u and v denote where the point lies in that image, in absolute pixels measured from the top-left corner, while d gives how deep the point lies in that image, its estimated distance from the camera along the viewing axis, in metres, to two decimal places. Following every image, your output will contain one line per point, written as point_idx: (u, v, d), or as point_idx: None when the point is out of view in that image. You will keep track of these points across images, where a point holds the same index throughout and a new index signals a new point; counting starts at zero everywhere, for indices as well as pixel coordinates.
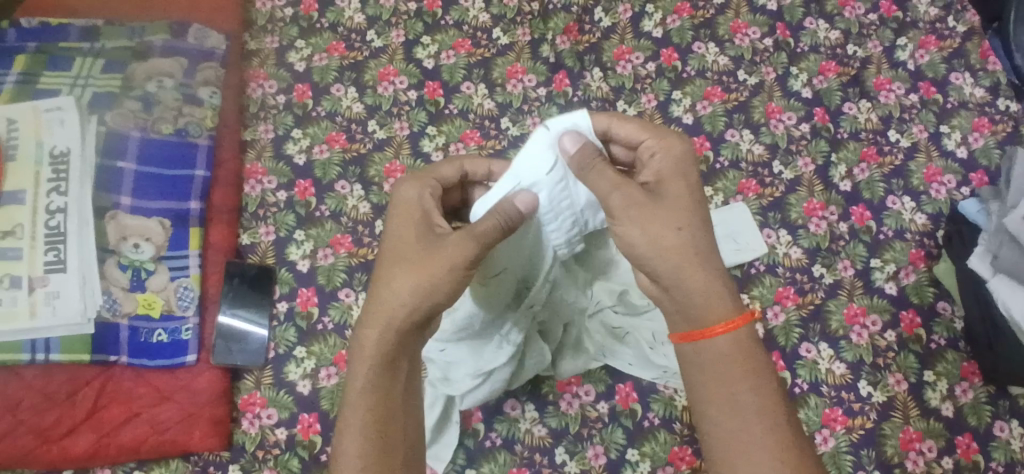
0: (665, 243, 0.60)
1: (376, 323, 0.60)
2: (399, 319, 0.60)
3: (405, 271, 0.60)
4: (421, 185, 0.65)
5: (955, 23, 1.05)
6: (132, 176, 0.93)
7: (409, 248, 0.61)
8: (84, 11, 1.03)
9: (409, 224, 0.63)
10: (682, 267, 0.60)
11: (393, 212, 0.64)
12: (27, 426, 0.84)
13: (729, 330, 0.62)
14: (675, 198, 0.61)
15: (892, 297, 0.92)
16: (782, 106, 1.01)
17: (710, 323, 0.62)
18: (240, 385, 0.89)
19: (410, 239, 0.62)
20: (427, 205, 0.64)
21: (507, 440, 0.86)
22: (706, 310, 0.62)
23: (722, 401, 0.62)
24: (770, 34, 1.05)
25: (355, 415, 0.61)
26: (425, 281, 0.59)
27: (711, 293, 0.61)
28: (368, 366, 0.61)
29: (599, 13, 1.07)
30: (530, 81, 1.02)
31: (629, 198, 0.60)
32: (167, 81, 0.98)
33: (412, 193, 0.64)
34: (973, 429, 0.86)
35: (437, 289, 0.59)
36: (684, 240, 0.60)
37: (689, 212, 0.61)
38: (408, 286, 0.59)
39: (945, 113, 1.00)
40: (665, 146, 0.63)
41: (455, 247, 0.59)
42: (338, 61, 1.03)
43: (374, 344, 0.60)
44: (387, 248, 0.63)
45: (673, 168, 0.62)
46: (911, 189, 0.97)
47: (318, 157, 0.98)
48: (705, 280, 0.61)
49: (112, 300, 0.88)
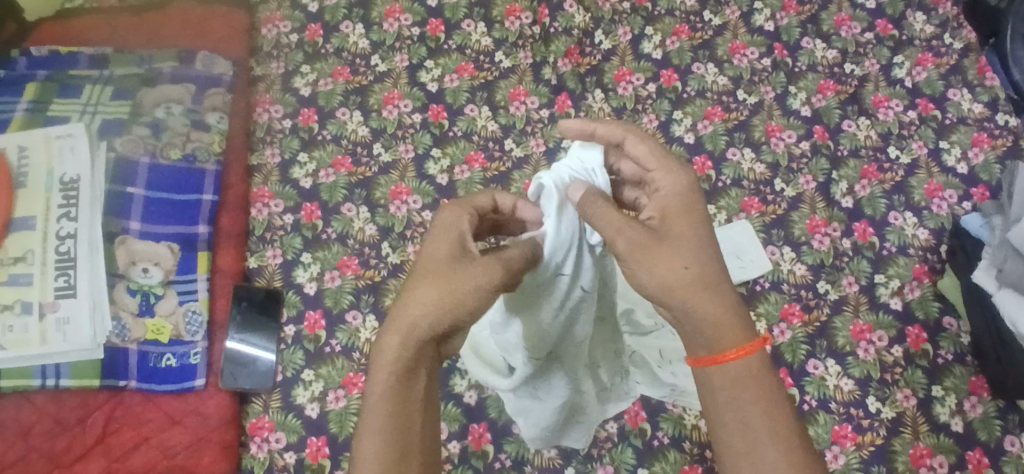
0: (671, 279, 0.58)
1: (396, 333, 0.57)
2: (423, 332, 0.56)
3: (428, 284, 0.57)
4: (461, 212, 0.62)
5: (951, 40, 1.06)
6: (141, 201, 0.94)
7: (436, 265, 0.58)
8: (92, 38, 1.05)
9: (442, 246, 0.59)
10: (687, 298, 0.58)
11: (429, 236, 0.61)
12: (38, 453, 0.83)
13: (741, 358, 0.59)
14: (681, 236, 0.58)
15: (897, 312, 0.93)
16: (782, 124, 1.02)
17: (721, 348, 0.59)
18: (248, 408, 0.89)
19: (441, 254, 0.59)
20: (460, 232, 0.61)
21: (516, 461, 0.86)
22: (719, 337, 0.59)
23: (738, 431, 0.59)
24: (769, 54, 1.07)
25: (370, 426, 0.57)
26: (451, 294, 0.56)
27: (723, 322, 0.59)
28: (386, 373, 0.57)
29: (599, 36, 1.08)
30: (533, 103, 1.03)
31: (635, 240, 0.58)
32: (176, 107, 1.00)
33: (448, 218, 0.62)
34: (984, 444, 0.86)
35: (459, 303, 0.56)
36: (689, 274, 0.58)
37: (696, 250, 0.58)
38: (428, 299, 0.56)
39: (944, 129, 1.01)
40: (670, 175, 0.60)
41: (483, 269, 0.57)
42: (343, 86, 1.05)
43: (396, 353, 0.56)
44: (422, 263, 0.59)
45: (677, 203, 0.59)
46: (913, 205, 0.98)
47: (325, 181, 0.99)
48: (717, 304, 0.58)
49: (121, 326, 0.89)
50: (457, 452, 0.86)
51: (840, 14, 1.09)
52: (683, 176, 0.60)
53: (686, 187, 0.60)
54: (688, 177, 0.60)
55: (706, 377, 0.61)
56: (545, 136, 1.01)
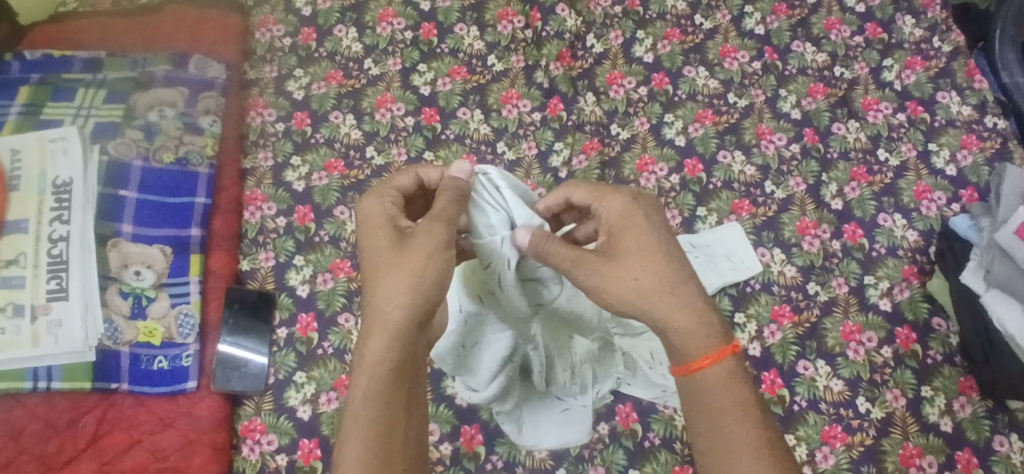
0: (628, 287, 0.63)
1: (375, 331, 0.58)
2: (395, 323, 0.58)
3: (388, 272, 0.59)
4: (382, 197, 0.63)
5: (940, 43, 1.07)
6: (133, 204, 0.94)
7: (382, 252, 0.60)
8: (85, 43, 1.05)
9: (378, 232, 0.61)
10: (648, 305, 0.63)
11: (360, 230, 0.63)
12: (30, 455, 0.83)
13: (703, 363, 0.63)
14: (631, 245, 0.65)
15: (887, 313, 0.93)
16: (772, 127, 1.03)
17: (687, 358, 0.64)
18: (240, 411, 0.89)
19: (384, 243, 0.61)
20: (388, 213, 0.63)
21: (507, 462, 0.86)
22: (682, 346, 0.64)
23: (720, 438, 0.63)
24: (759, 58, 1.08)
25: (356, 427, 0.57)
26: (412, 277, 0.58)
27: (682, 331, 0.64)
28: (370, 375, 0.58)
29: (591, 40, 1.09)
30: (525, 106, 1.04)
31: (594, 261, 0.64)
32: (169, 110, 1.00)
33: (376, 206, 0.63)
34: (973, 444, 0.86)
35: (425, 276, 0.58)
36: (649, 278, 0.63)
37: (649, 257, 0.64)
38: (393, 286, 0.58)
39: (933, 132, 1.02)
40: (609, 199, 0.67)
41: (428, 233, 0.59)
42: (336, 89, 1.05)
43: (376, 353, 0.58)
44: (366, 261, 0.61)
45: (622, 218, 0.66)
46: (902, 206, 0.98)
47: (317, 183, 0.99)
48: (688, 311, 0.64)
49: (113, 328, 0.89)
50: (449, 454, 0.86)
51: (829, 17, 1.10)
52: (622, 198, 0.67)
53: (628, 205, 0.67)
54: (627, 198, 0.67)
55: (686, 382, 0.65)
56: (537, 140, 1.02)
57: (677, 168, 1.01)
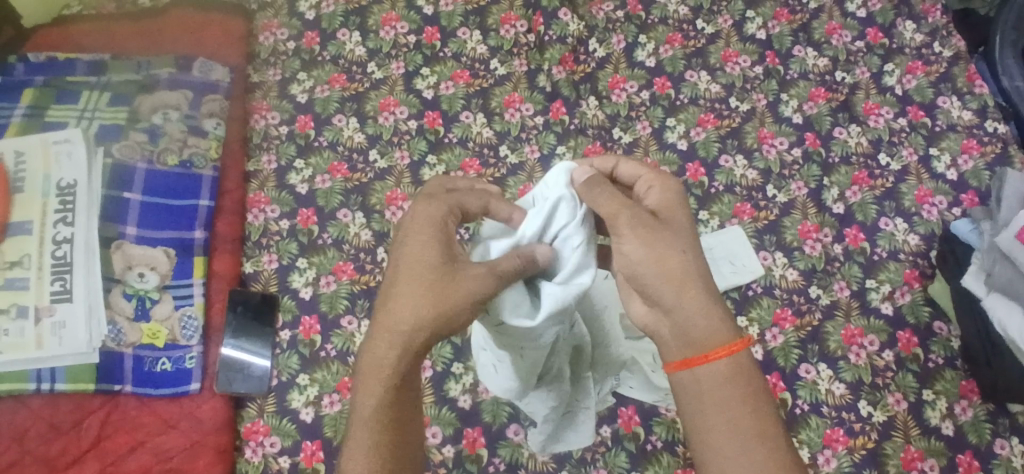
0: (667, 266, 0.59)
1: (394, 349, 0.59)
2: (417, 348, 0.59)
3: (422, 296, 0.58)
4: (435, 205, 0.60)
5: (941, 48, 1.08)
6: (137, 206, 0.94)
7: (424, 272, 0.58)
8: (89, 46, 1.06)
9: (428, 249, 0.59)
10: (682, 289, 0.59)
11: (406, 237, 0.60)
12: (33, 457, 0.83)
13: (724, 356, 0.59)
14: (677, 224, 0.61)
15: (888, 317, 0.93)
16: (774, 131, 1.04)
17: (709, 346, 0.59)
18: (243, 413, 0.89)
19: (428, 265, 0.59)
20: (442, 229, 0.60)
21: (510, 465, 0.86)
22: (703, 333, 0.59)
23: (725, 429, 0.58)
24: (761, 62, 1.08)
25: (362, 436, 0.59)
26: (448, 313, 0.58)
27: (710, 317, 0.59)
28: (383, 391, 0.59)
29: (593, 44, 1.09)
30: (528, 110, 1.04)
31: (635, 220, 0.60)
32: (173, 113, 1.00)
33: (420, 212, 0.60)
34: (974, 447, 0.86)
35: (458, 317, 0.58)
36: (686, 259, 0.59)
37: (688, 237, 0.60)
38: (426, 314, 0.58)
39: (934, 136, 1.03)
40: (663, 180, 0.64)
41: (477, 280, 0.59)
42: (339, 93, 1.06)
43: (392, 371, 0.59)
44: (402, 271, 0.59)
45: (669, 197, 0.63)
46: (903, 210, 0.99)
47: (320, 186, 1.00)
48: (709, 300, 0.59)
49: (117, 330, 0.89)
50: (451, 457, 0.87)
51: (830, 22, 1.10)
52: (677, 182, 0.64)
53: (678, 188, 0.63)
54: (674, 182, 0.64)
55: (693, 378, 0.60)
56: (540, 143, 1.02)
57: (679, 171, 1.01)
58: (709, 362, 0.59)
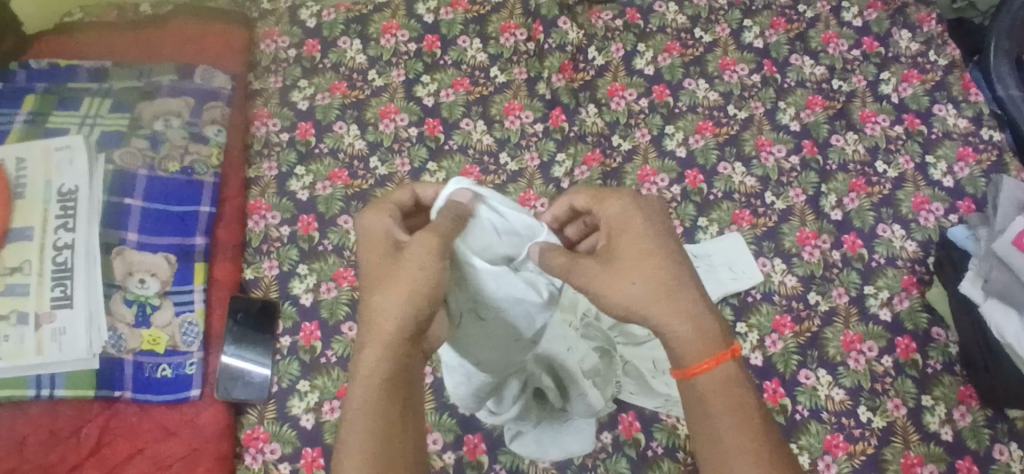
0: (625, 299, 0.60)
1: (370, 345, 0.58)
2: (391, 335, 0.57)
3: (383, 287, 0.58)
4: (380, 212, 0.63)
5: (936, 57, 1.09)
6: (138, 212, 0.94)
7: (379, 266, 0.59)
8: (91, 53, 1.06)
9: (377, 249, 0.60)
10: (649, 313, 0.59)
11: (359, 248, 0.62)
12: (32, 464, 0.83)
13: (710, 367, 0.59)
14: (625, 254, 0.60)
15: (887, 323, 0.94)
16: (772, 139, 1.04)
17: (692, 360, 0.59)
18: (243, 420, 0.89)
19: (381, 259, 0.60)
20: (387, 229, 0.62)
21: (510, 471, 0.86)
22: (685, 350, 0.60)
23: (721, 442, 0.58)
24: (758, 71, 1.09)
25: (354, 439, 0.57)
26: (408, 291, 0.57)
27: (684, 332, 0.59)
28: (366, 386, 0.57)
29: (592, 52, 1.10)
30: (527, 117, 1.05)
31: (585, 270, 0.61)
32: (174, 120, 1.01)
33: (375, 222, 0.62)
34: (973, 453, 0.87)
35: (422, 290, 0.57)
36: (642, 286, 0.59)
37: (639, 263, 0.60)
38: (390, 300, 0.57)
39: (930, 144, 1.04)
40: (606, 206, 0.63)
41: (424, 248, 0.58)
42: (340, 100, 1.06)
43: (373, 366, 0.57)
44: (363, 276, 0.60)
45: (617, 225, 0.62)
46: (901, 217, 0.99)
47: (321, 193, 1.00)
48: (677, 314, 0.59)
49: (117, 336, 0.89)
50: (452, 463, 0.86)
51: (827, 31, 1.12)
52: (620, 202, 0.63)
53: (624, 210, 0.62)
54: (622, 203, 0.62)
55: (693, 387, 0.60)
56: (539, 150, 1.03)
57: (678, 178, 1.02)
58: (699, 376, 0.59)
